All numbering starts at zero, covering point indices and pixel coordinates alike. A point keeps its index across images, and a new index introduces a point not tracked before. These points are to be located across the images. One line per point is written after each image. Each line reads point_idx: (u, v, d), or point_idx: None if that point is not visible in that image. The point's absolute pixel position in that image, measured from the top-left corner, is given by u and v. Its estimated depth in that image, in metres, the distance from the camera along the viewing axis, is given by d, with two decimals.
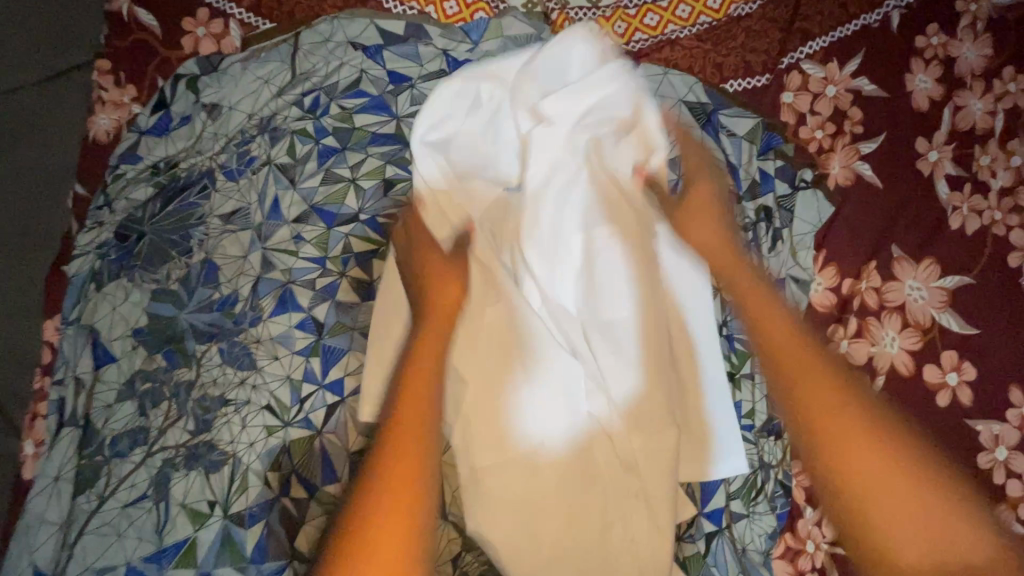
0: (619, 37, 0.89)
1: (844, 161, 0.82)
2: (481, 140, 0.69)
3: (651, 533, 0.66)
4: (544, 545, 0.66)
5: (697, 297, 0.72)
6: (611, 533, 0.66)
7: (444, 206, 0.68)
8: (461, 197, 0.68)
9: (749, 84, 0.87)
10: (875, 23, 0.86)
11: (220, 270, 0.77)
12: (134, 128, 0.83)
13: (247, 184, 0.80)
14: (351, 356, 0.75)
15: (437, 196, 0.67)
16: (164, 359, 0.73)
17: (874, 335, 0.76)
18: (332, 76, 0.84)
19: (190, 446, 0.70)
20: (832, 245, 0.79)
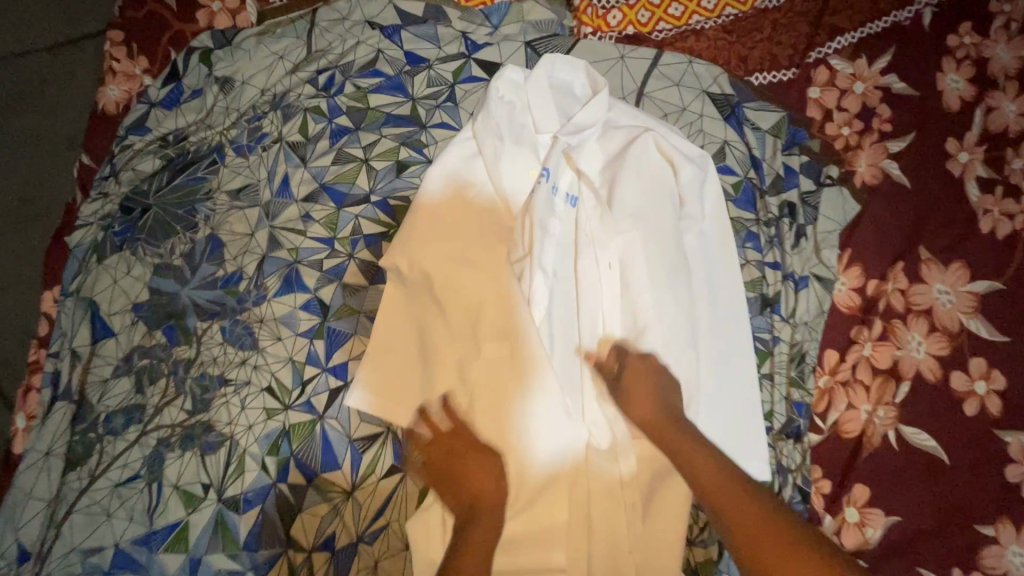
0: (642, 27, 0.86)
1: (872, 159, 0.79)
2: (503, 146, 0.73)
3: (648, 537, 0.65)
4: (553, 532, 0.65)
5: (714, 287, 0.71)
6: (609, 539, 0.64)
7: (459, 204, 0.72)
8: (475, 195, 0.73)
9: (775, 78, 0.84)
10: (907, 20, 0.84)
11: (225, 247, 0.75)
12: (144, 100, 0.81)
13: (257, 161, 0.78)
14: (356, 340, 0.72)
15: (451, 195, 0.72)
16: (164, 335, 0.71)
17: (900, 338, 0.71)
18: (348, 55, 0.82)
19: (186, 427, 0.68)
20: (858, 246, 0.76)
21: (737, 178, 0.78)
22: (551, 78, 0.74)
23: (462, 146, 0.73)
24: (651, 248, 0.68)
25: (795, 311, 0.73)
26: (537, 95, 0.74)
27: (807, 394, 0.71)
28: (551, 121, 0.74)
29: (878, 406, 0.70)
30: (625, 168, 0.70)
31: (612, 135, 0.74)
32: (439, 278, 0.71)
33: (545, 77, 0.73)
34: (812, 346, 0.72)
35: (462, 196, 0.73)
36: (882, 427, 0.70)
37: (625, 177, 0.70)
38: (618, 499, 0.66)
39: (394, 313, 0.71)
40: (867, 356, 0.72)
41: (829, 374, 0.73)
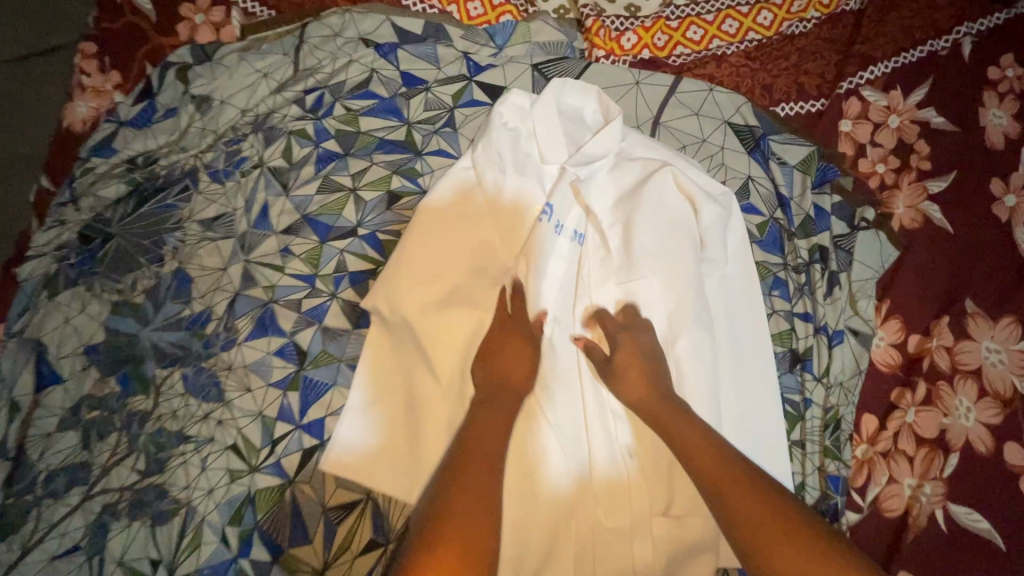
0: (658, 51, 0.80)
1: (910, 200, 0.72)
2: (504, 177, 0.66)
3: None
4: None
5: (737, 343, 0.64)
6: None
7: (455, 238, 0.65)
8: (472, 228, 0.66)
9: (802, 110, 0.78)
10: (944, 50, 0.78)
11: (194, 283, 0.67)
12: (111, 118, 0.74)
13: (234, 187, 0.71)
14: (335, 392, 0.64)
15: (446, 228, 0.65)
16: (118, 383, 0.63)
17: (947, 404, 0.63)
18: (339, 74, 0.76)
19: (136, 490, 0.60)
20: (897, 295, 0.68)
21: (763, 218, 0.70)
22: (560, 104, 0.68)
23: (459, 175, 0.66)
24: (666, 296, 0.62)
25: (828, 370, 0.65)
26: (543, 120, 0.67)
27: (844, 466, 0.62)
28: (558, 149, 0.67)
29: (924, 481, 0.62)
30: (639, 205, 0.64)
31: (626, 167, 0.67)
32: (432, 323, 0.64)
33: (552, 103, 0.67)
34: (849, 411, 0.64)
35: (458, 231, 0.66)
36: (929, 505, 0.61)
37: (639, 215, 0.64)
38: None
39: (381, 361, 0.64)
40: (910, 423, 0.64)
41: (869, 444, 0.64)
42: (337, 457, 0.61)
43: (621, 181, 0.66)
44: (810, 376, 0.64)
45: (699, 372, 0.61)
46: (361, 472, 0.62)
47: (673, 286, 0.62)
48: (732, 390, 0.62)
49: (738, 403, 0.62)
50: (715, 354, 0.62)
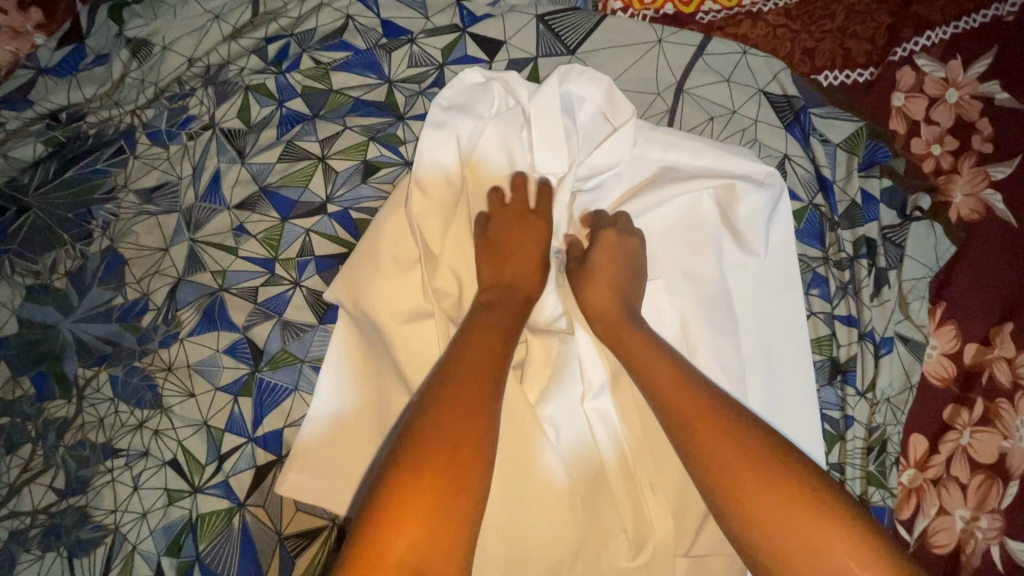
0: (683, 6, 0.69)
1: (968, 188, 0.62)
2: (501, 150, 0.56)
3: None
4: None
5: (770, 352, 0.56)
6: None
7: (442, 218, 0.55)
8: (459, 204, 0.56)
9: (848, 79, 0.67)
10: (1010, 14, 0.66)
11: (127, 265, 0.56)
12: (30, 63, 0.62)
13: (179, 152, 0.59)
14: (297, 399, 0.54)
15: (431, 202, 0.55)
16: (33, 385, 0.53)
17: (1007, 424, 0.55)
18: (307, 20, 0.63)
19: (52, 515, 0.49)
20: (952, 298, 0.59)
21: (801, 205, 0.61)
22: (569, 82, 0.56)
23: (446, 153, 0.56)
24: (679, 299, 0.55)
25: (873, 383, 0.57)
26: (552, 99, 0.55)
27: (889, 495, 0.54)
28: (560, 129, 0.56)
29: (979, 514, 0.53)
30: (659, 198, 0.55)
31: (650, 152, 0.57)
32: (409, 329, 0.54)
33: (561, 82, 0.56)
34: (896, 431, 0.56)
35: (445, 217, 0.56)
36: (984, 542, 0.53)
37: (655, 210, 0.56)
38: None
39: (350, 366, 0.55)
40: (965, 446, 0.55)
41: (917, 470, 0.56)
42: (294, 478, 0.52)
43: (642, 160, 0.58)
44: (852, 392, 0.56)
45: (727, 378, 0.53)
46: (322, 496, 0.52)
47: (692, 289, 0.55)
48: (761, 401, 0.54)
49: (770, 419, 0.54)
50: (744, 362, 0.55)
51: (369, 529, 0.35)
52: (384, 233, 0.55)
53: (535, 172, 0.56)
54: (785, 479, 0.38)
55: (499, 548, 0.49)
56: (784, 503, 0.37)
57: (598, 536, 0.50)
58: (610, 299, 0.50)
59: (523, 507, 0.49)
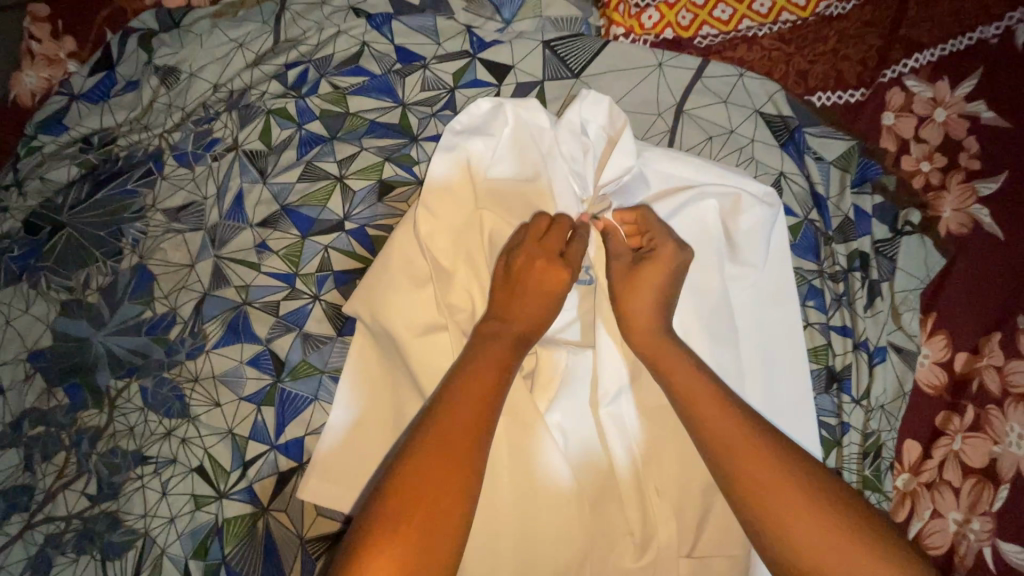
0: (682, 31, 0.72)
1: (957, 203, 0.65)
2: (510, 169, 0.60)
3: None
4: None
5: (767, 360, 0.58)
6: None
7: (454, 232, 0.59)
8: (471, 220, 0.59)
9: (840, 99, 0.70)
10: (994, 38, 0.70)
11: (156, 281, 0.59)
12: (64, 90, 0.65)
13: (205, 173, 0.63)
14: (317, 407, 0.57)
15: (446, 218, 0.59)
16: (67, 395, 0.56)
17: (997, 430, 0.57)
18: (325, 46, 0.67)
19: (85, 519, 0.52)
20: (942, 309, 0.62)
21: (797, 220, 0.64)
22: (580, 107, 0.59)
23: (456, 172, 0.60)
24: (689, 309, 0.57)
25: (868, 391, 0.59)
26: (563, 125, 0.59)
27: (885, 498, 0.56)
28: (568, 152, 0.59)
29: (971, 516, 0.56)
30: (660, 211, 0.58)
31: (650, 168, 0.60)
32: (424, 341, 0.56)
33: (573, 107, 0.59)
34: (890, 437, 0.58)
35: (457, 233, 0.59)
36: (977, 544, 0.55)
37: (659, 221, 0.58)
38: None
39: (367, 376, 0.58)
40: (956, 451, 0.57)
41: (911, 474, 0.58)
42: (314, 483, 0.54)
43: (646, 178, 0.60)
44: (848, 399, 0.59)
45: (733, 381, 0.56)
46: (341, 500, 0.54)
47: (693, 298, 0.57)
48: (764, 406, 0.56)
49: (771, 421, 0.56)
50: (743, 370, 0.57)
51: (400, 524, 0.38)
52: (399, 249, 0.58)
53: (542, 188, 0.59)
54: (817, 513, 0.41)
55: (510, 549, 0.51)
56: (827, 535, 0.40)
57: (603, 537, 0.53)
58: (625, 317, 0.53)
59: (532, 511, 0.52)
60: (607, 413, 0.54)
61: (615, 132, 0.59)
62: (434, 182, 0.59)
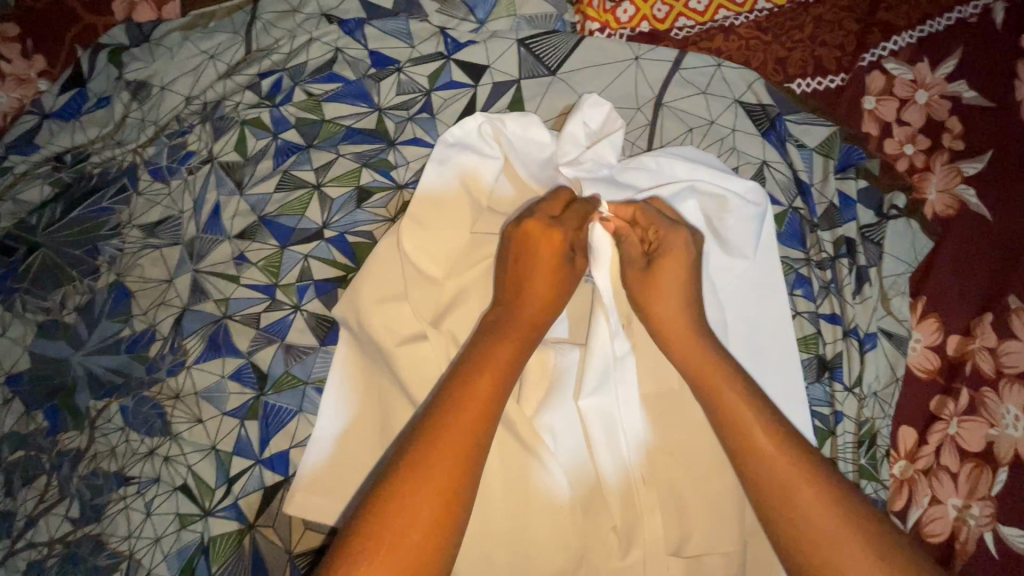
0: (658, 24, 0.71)
1: (942, 185, 0.65)
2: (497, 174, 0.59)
3: None
4: None
5: (752, 349, 0.58)
6: None
7: (430, 236, 0.57)
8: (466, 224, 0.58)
9: (820, 85, 0.70)
10: (972, 17, 0.69)
11: (134, 298, 0.58)
12: (35, 109, 0.65)
13: (181, 187, 0.62)
14: (301, 420, 0.56)
15: (440, 228, 0.58)
16: (46, 418, 0.54)
17: (992, 412, 0.56)
18: (298, 54, 0.66)
19: (69, 544, 0.51)
20: (932, 293, 0.61)
21: (782, 209, 0.63)
22: (582, 115, 0.58)
23: (446, 184, 0.58)
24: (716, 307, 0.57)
25: (861, 378, 0.58)
26: (564, 133, 0.57)
27: (882, 488, 0.55)
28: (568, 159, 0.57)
29: (970, 501, 0.55)
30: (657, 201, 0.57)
31: (640, 160, 0.58)
32: (406, 349, 0.55)
33: (574, 117, 0.57)
34: (885, 424, 0.57)
35: (444, 241, 0.58)
36: (978, 529, 0.54)
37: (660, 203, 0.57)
38: None
39: (354, 385, 0.57)
40: (953, 436, 0.56)
41: (908, 461, 0.57)
42: (301, 497, 0.53)
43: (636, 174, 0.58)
44: (841, 388, 0.57)
45: (765, 371, 0.57)
46: (328, 513, 0.53)
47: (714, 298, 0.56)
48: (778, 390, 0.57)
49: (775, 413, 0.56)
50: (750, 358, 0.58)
51: (380, 533, 0.37)
52: (379, 259, 0.57)
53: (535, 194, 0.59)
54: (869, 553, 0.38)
55: (503, 557, 0.51)
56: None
57: (588, 535, 0.52)
58: None
59: (524, 517, 0.51)
60: (607, 411, 0.52)
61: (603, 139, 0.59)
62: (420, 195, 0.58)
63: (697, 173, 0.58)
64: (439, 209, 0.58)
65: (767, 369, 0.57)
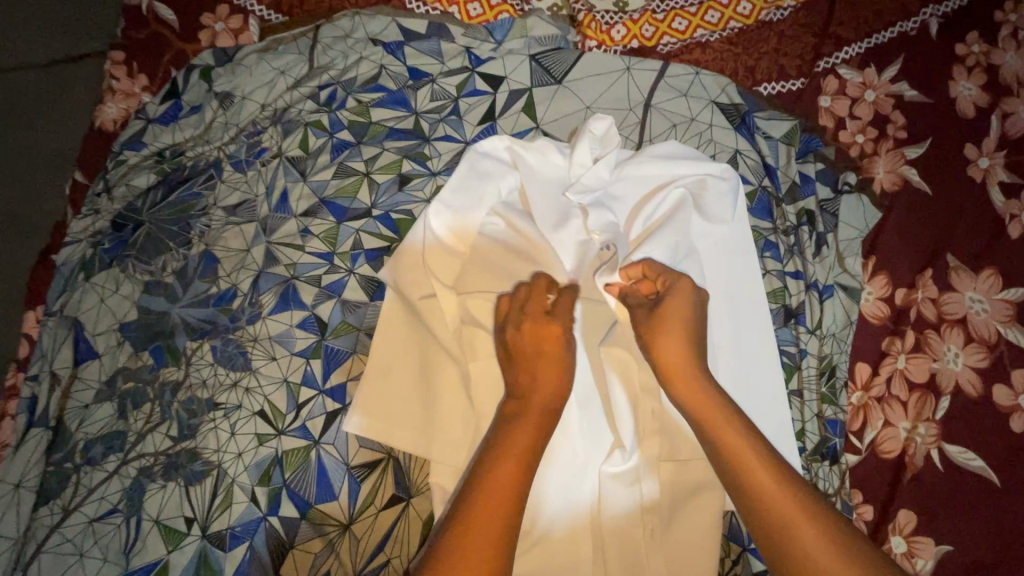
0: (646, 41, 0.85)
1: (889, 166, 0.77)
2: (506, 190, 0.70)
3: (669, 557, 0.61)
4: (557, 549, 0.61)
5: (727, 297, 0.68)
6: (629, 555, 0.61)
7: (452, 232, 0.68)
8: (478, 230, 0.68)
9: (784, 88, 0.83)
10: (913, 30, 0.83)
11: (219, 263, 0.71)
12: (141, 116, 0.80)
13: (256, 176, 0.76)
14: (355, 359, 0.68)
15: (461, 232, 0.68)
16: (151, 356, 0.67)
17: (935, 349, 0.67)
18: (350, 70, 0.81)
19: (170, 455, 0.63)
20: (882, 253, 0.73)
21: (752, 187, 0.75)
22: (590, 132, 0.68)
23: (465, 194, 0.69)
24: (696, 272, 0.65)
25: (821, 323, 0.69)
26: (574, 154, 0.68)
27: (840, 410, 0.66)
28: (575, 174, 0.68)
29: (918, 422, 0.65)
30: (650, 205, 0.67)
31: (626, 168, 0.69)
32: (428, 301, 0.67)
33: (584, 137, 0.68)
34: (842, 360, 0.68)
35: (463, 231, 0.69)
36: (924, 446, 0.64)
37: (645, 246, 0.62)
38: (632, 512, 0.61)
39: (396, 335, 0.68)
40: (901, 369, 0.67)
41: (863, 390, 0.67)
42: (356, 425, 0.65)
43: (629, 173, 0.69)
44: (805, 330, 0.68)
45: (739, 315, 0.67)
46: (378, 434, 0.65)
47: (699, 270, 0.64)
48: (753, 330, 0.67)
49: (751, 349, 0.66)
50: (727, 304, 0.67)
51: None
52: (414, 247, 0.69)
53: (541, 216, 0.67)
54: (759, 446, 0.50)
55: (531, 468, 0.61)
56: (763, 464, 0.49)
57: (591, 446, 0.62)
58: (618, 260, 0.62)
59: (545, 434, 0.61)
60: (617, 355, 0.62)
61: (603, 151, 0.69)
62: (448, 200, 0.68)
63: (675, 170, 0.69)
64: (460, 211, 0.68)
65: (743, 314, 0.68)
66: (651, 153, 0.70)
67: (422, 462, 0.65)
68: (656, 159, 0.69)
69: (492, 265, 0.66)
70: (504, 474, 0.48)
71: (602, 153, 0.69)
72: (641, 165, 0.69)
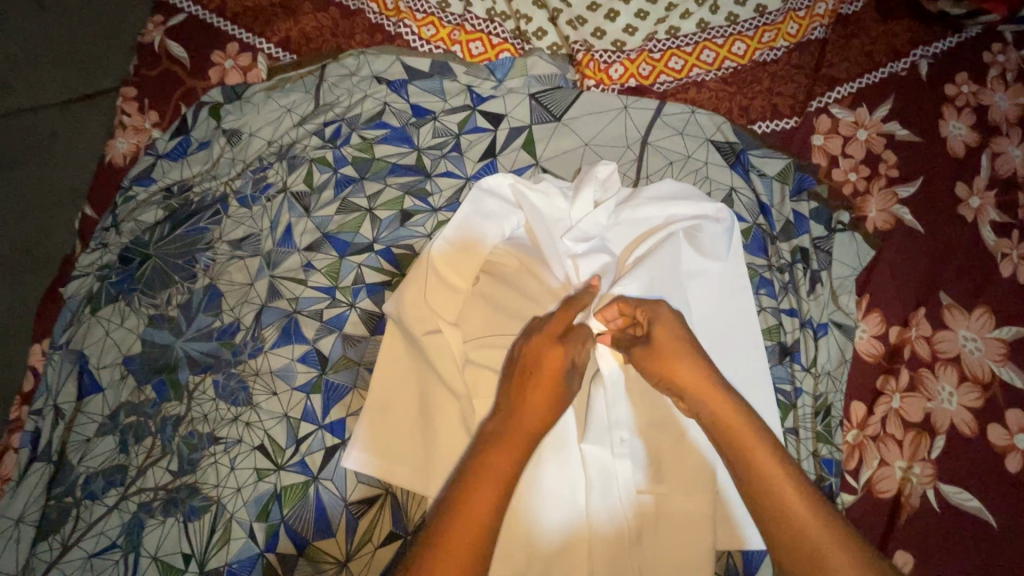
0: (643, 80, 0.88)
1: (882, 205, 0.78)
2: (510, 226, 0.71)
3: None
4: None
5: (723, 334, 0.69)
6: None
7: (449, 266, 0.68)
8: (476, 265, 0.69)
9: (778, 126, 0.85)
10: (902, 71, 0.85)
11: (223, 297, 0.72)
12: (151, 152, 0.82)
13: (261, 211, 0.78)
14: (355, 394, 0.69)
15: (458, 266, 0.69)
16: (153, 390, 0.68)
17: (930, 389, 0.68)
18: (354, 108, 0.83)
19: (169, 490, 0.63)
20: (875, 291, 0.74)
21: (747, 225, 0.76)
22: (594, 175, 0.70)
23: (467, 230, 0.69)
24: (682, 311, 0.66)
25: (815, 360, 0.71)
26: (578, 196, 0.69)
27: (835, 449, 0.67)
28: (578, 214, 0.69)
29: (913, 462, 0.65)
30: (646, 245, 0.68)
31: (626, 210, 0.70)
32: (431, 338, 0.66)
33: (589, 180, 0.70)
34: (837, 398, 0.69)
35: (459, 266, 0.69)
36: (920, 486, 0.65)
37: (622, 282, 0.64)
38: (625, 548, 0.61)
39: (397, 370, 0.68)
40: (896, 409, 0.68)
41: (858, 429, 0.68)
42: (355, 458, 0.65)
43: (628, 214, 0.70)
44: (800, 368, 0.69)
45: (735, 353, 0.68)
46: (376, 469, 0.65)
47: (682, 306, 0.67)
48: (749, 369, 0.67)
49: (746, 388, 0.67)
50: (722, 342, 0.68)
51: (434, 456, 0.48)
52: (412, 280, 0.69)
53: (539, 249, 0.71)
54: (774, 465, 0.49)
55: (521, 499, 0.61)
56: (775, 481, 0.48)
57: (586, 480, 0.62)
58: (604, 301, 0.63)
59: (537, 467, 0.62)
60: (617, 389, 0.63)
61: (605, 193, 0.71)
62: (448, 235, 0.69)
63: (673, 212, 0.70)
64: (460, 247, 0.69)
65: (739, 353, 0.68)
66: (653, 192, 0.71)
67: (419, 498, 0.65)
68: (656, 201, 0.70)
69: (501, 292, 0.71)
70: (493, 501, 0.47)
71: (604, 197, 0.70)
72: (642, 206, 0.70)
